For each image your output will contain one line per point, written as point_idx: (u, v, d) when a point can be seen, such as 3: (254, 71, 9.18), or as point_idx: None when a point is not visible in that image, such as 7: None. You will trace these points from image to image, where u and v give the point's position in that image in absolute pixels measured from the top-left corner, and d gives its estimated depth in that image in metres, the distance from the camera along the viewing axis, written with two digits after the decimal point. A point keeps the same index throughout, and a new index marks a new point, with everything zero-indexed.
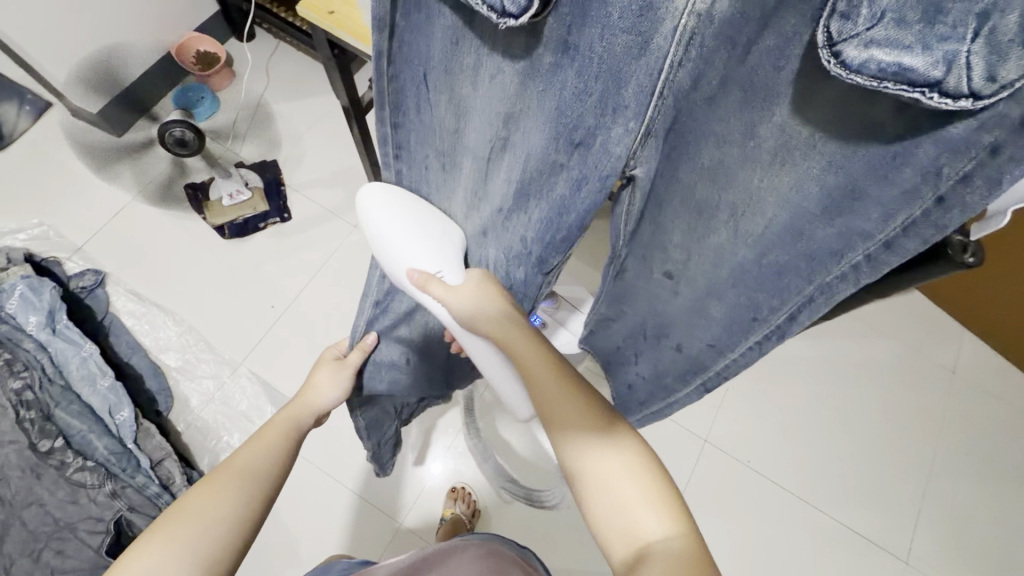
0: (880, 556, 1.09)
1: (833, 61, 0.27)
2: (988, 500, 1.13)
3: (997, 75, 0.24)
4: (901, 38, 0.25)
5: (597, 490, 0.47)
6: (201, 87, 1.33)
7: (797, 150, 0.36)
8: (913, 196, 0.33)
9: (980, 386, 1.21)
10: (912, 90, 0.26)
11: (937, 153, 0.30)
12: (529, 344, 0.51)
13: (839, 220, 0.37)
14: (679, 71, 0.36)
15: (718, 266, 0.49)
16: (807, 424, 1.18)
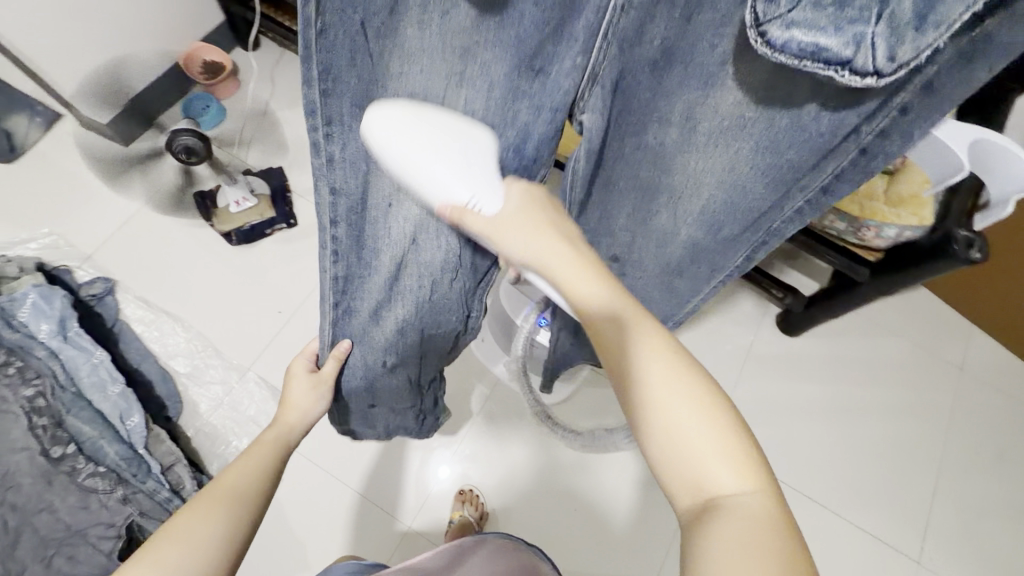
0: (891, 557, 1.08)
1: (763, 40, 0.36)
2: (1001, 499, 1.12)
3: (894, 55, 0.33)
4: (817, 20, 0.34)
5: (666, 443, 0.38)
6: (207, 96, 1.34)
7: (732, 130, 0.49)
8: (835, 143, 0.45)
9: (990, 383, 1.20)
10: (829, 67, 0.35)
11: (858, 117, 0.43)
12: (567, 255, 0.45)
13: (773, 180, 0.51)
14: (621, 16, 0.46)
15: (668, 239, 0.64)
16: (815, 422, 1.18)
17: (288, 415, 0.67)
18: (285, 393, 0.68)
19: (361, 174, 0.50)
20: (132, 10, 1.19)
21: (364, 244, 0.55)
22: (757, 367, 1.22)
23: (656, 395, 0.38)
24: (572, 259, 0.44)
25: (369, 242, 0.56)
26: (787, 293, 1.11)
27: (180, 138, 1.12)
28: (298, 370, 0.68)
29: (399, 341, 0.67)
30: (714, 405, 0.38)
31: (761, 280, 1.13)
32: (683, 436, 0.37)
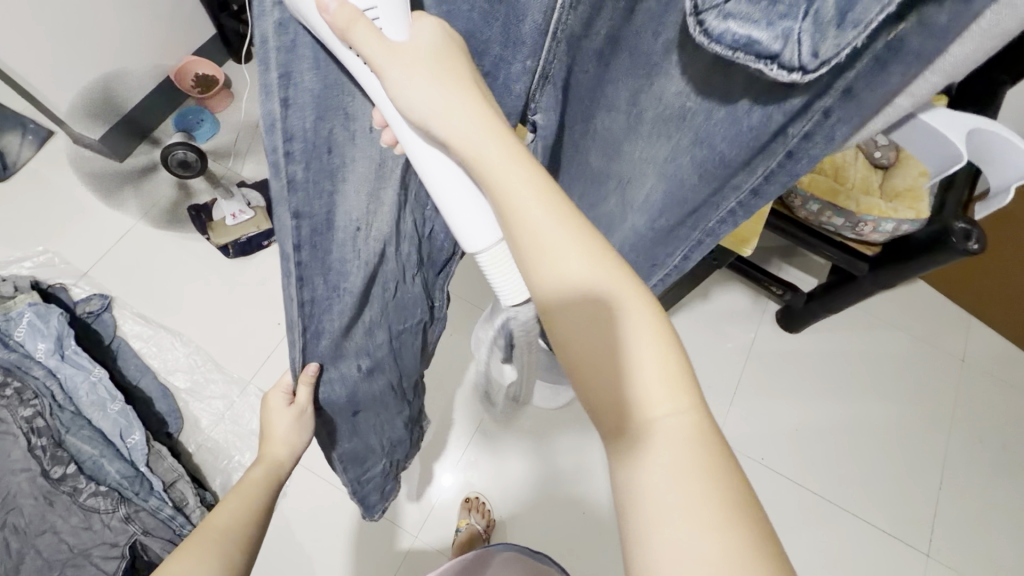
0: (902, 552, 1.08)
1: (699, 28, 0.29)
2: (1006, 489, 1.13)
3: (817, 52, 0.27)
4: (750, 12, 0.28)
5: (592, 359, 0.34)
6: (199, 109, 1.34)
7: (672, 121, 0.42)
8: (765, 146, 0.38)
9: (990, 374, 1.20)
10: (759, 61, 0.29)
11: (785, 115, 0.35)
12: (487, 137, 0.34)
13: (706, 174, 0.43)
14: (570, 16, 0.38)
15: (613, 230, 0.58)
16: (820, 418, 1.18)
17: (271, 453, 0.66)
18: (267, 429, 0.65)
19: (328, 194, 0.37)
20: (123, 26, 1.19)
21: (331, 268, 0.41)
22: (759, 365, 1.22)
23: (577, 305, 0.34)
24: (505, 145, 0.34)
25: (330, 269, 0.42)
26: (786, 290, 1.12)
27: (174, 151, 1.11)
28: (277, 410, 0.62)
29: (370, 344, 0.57)
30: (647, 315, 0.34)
31: (761, 279, 1.13)
32: (612, 352, 0.34)
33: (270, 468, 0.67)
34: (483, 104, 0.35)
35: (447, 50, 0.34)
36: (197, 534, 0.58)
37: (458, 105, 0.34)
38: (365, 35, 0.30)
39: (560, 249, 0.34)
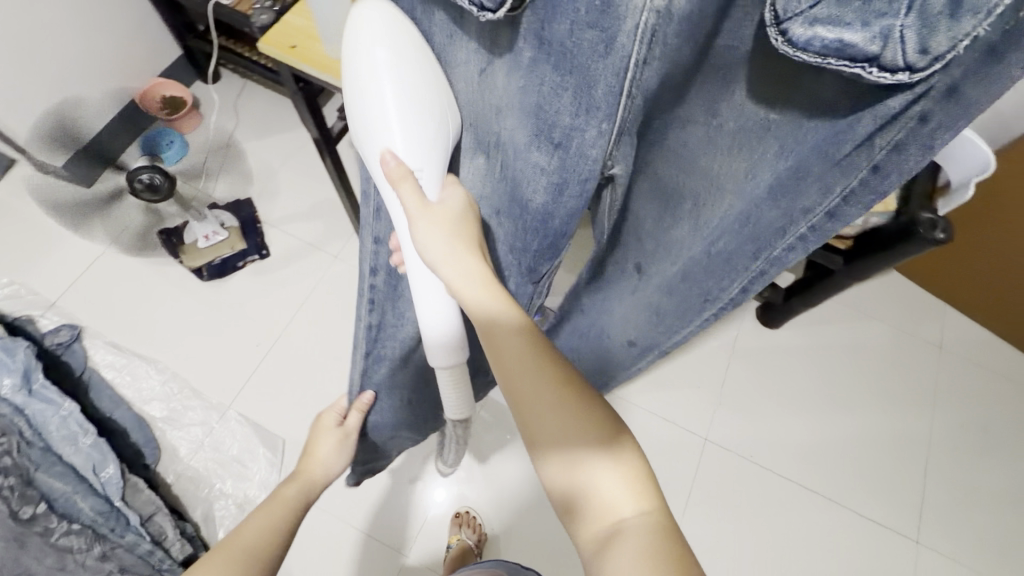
0: (893, 540, 1.09)
1: (782, 39, 0.30)
2: (993, 471, 1.14)
3: (927, 48, 0.28)
4: (842, 16, 0.28)
5: (563, 472, 0.42)
6: (168, 131, 1.30)
7: (754, 133, 0.41)
8: (850, 165, 0.39)
9: (967, 358, 1.23)
10: (854, 64, 0.30)
11: (876, 124, 0.35)
12: (481, 285, 0.46)
13: (783, 202, 0.43)
14: (645, 70, 0.36)
15: (675, 258, 0.56)
16: (805, 412, 1.19)
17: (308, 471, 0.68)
18: (310, 450, 0.71)
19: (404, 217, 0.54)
20: (84, 51, 1.18)
21: (399, 300, 0.61)
22: (743, 362, 1.22)
23: (553, 429, 0.42)
24: (492, 283, 0.46)
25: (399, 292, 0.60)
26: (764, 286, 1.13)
27: (139, 176, 1.08)
28: (324, 428, 0.72)
29: (417, 376, 0.70)
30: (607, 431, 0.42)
31: None
32: (580, 466, 0.42)
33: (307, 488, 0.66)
34: (482, 252, 0.48)
35: (468, 208, 0.49)
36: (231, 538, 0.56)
37: (464, 257, 0.46)
38: (407, 190, 0.45)
39: (533, 379, 0.43)
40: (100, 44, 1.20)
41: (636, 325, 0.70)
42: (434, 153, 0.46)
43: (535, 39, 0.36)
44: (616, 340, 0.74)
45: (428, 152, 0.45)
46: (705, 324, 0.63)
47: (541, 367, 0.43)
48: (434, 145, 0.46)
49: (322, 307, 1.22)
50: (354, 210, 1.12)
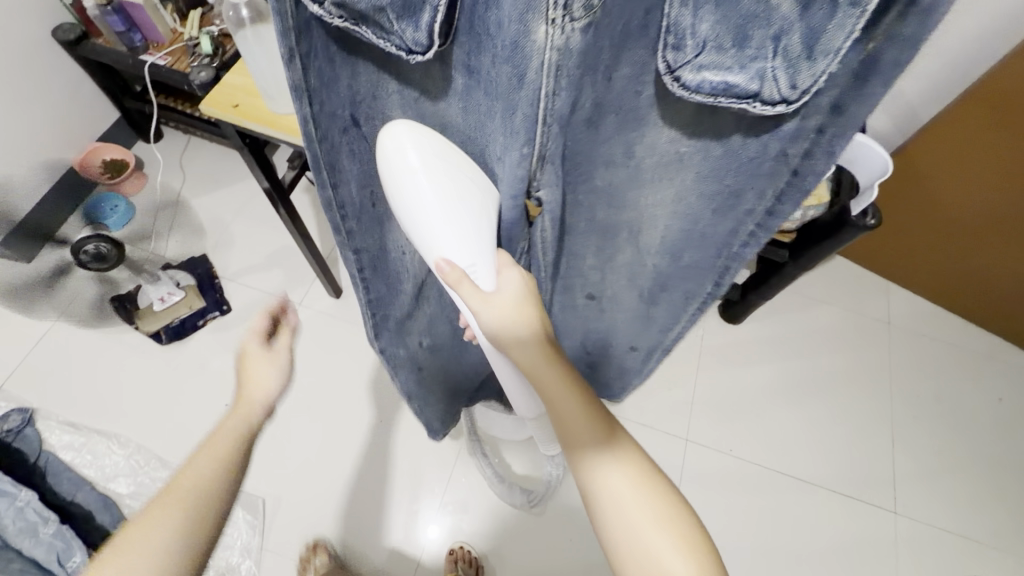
0: (873, 513, 1.13)
1: (677, 82, 0.33)
2: (953, 433, 1.21)
3: (796, 83, 0.31)
4: (722, 61, 0.31)
5: (629, 548, 0.44)
6: (113, 195, 1.28)
7: (671, 165, 0.44)
8: (773, 171, 0.42)
9: (915, 329, 1.31)
10: (742, 100, 0.33)
11: (783, 142, 0.39)
12: (542, 356, 0.47)
13: (728, 211, 0.46)
14: (556, 99, 0.37)
15: (639, 270, 0.60)
16: (773, 402, 1.23)
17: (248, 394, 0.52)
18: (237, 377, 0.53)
19: (378, 232, 0.51)
20: (16, 124, 1.15)
21: (391, 272, 0.56)
22: (712, 361, 1.27)
23: (616, 504, 0.45)
24: (563, 371, 0.47)
25: (389, 274, 0.56)
26: None
27: None
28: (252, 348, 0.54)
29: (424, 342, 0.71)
30: (668, 505, 0.45)
31: None
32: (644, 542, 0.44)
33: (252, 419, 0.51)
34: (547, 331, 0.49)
35: (524, 289, 0.48)
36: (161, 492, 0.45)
37: (526, 335, 0.47)
38: (467, 289, 0.44)
39: (601, 453, 0.46)
40: (31, 116, 1.17)
41: (629, 330, 0.72)
42: (485, 245, 0.44)
43: (462, 67, 0.38)
44: (618, 346, 0.77)
45: (481, 245, 0.43)
46: (691, 322, 0.65)
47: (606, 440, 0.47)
48: (486, 235, 0.44)
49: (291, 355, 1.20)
50: (315, 253, 1.10)
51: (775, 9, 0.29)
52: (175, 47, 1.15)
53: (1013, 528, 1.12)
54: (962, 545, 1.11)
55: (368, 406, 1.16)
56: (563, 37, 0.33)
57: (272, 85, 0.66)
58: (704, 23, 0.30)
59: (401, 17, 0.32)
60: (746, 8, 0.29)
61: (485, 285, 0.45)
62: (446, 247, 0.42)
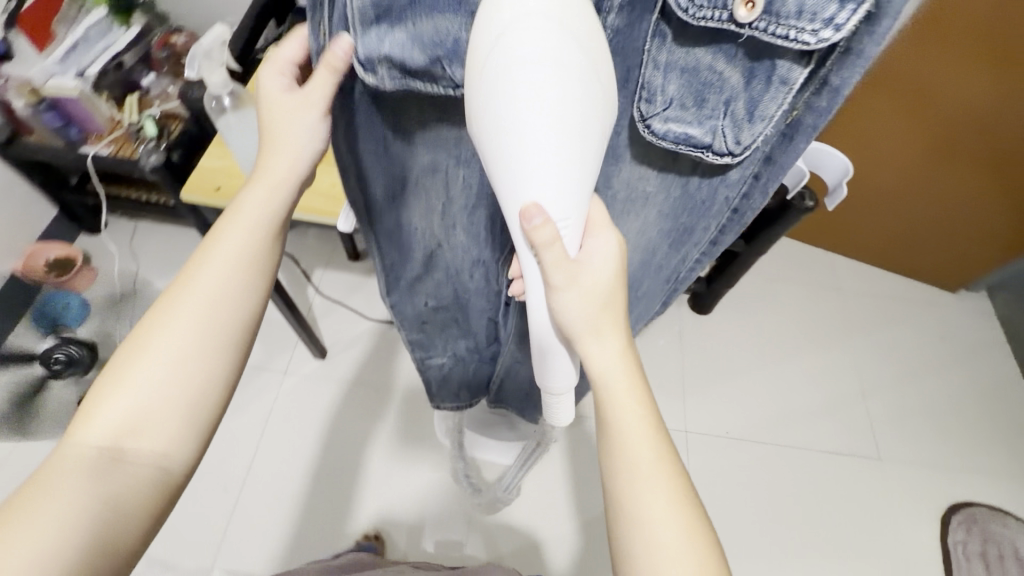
0: (861, 465, 1.22)
1: (647, 130, 0.37)
2: (912, 378, 1.34)
3: (740, 140, 0.35)
4: (684, 116, 0.35)
5: (634, 521, 0.42)
6: (63, 295, 1.20)
7: (638, 200, 0.48)
8: (714, 210, 0.46)
9: (858, 291, 1.45)
10: (697, 149, 0.37)
11: (721, 188, 0.43)
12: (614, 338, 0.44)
13: (677, 242, 0.51)
14: None
15: None
16: (754, 381, 1.31)
17: (272, 163, 0.47)
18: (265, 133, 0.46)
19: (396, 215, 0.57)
20: None
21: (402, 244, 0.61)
22: (693, 352, 1.35)
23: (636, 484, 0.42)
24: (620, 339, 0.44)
25: (403, 246, 0.62)
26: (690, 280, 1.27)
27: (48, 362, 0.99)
28: (275, 95, 0.44)
29: (427, 312, 0.74)
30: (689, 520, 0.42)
31: None
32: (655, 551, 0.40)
33: (278, 197, 0.48)
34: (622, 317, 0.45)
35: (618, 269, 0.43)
36: (191, 270, 0.46)
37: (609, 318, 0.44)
38: (556, 253, 0.38)
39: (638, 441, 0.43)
40: None
41: None
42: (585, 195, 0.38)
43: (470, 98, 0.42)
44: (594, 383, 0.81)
45: (579, 199, 0.38)
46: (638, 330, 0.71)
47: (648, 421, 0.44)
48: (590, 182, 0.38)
49: (285, 425, 1.17)
50: (298, 317, 1.09)
51: (725, 80, 0.33)
52: (116, 134, 1.15)
53: (981, 452, 1.24)
54: (943, 477, 1.21)
55: (378, 460, 1.15)
56: None
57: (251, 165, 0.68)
58: (671, 85, 0.34)
59: (454, 63, 0.35)
60: (704, 76, 0.33)
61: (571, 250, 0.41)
62: (542, 191, 0.36)
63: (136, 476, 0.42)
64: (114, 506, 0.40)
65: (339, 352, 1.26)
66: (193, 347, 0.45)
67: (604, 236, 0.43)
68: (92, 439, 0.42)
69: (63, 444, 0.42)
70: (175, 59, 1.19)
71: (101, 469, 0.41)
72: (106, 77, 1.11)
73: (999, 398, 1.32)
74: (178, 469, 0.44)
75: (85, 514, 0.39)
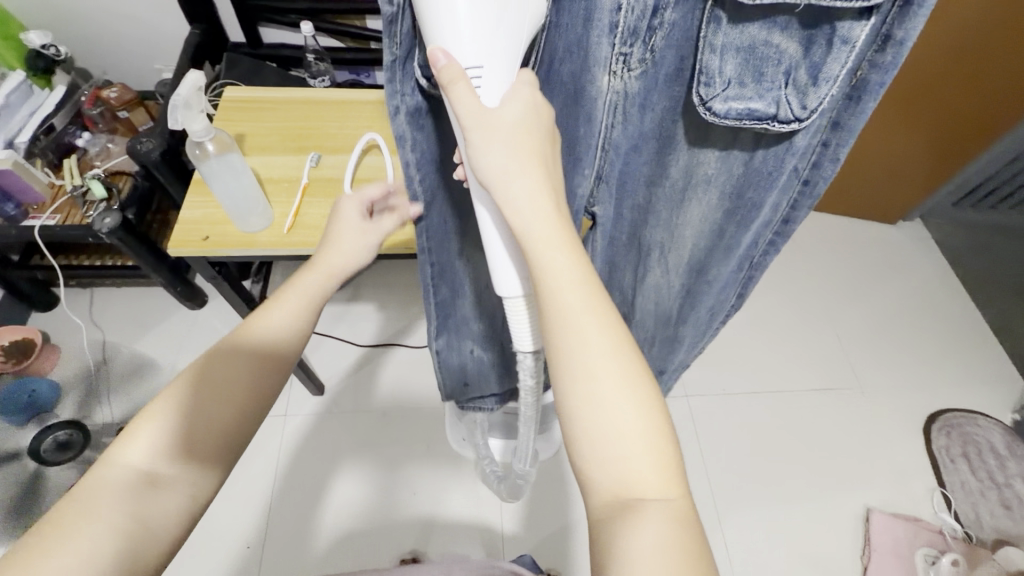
0: (847, 394, 1.32)
1: (708, 112, 0.42)
2: (875, 308, 1.46)
3: (805, 105, 0.39)
4: (745, 93, 0.40)
5: (581, 412, 0.37)
6: (26, 380, 1.13)
7: (702, 183, 0.54)
8: (785, 184, 0.50)
9: (811, 239, 1.57)
10: (763, 122, 0.41)
11: (791, 157, 0.47)
12: (533, 193, 0.39)
13: (742, 218, 0.54)
14: (613, 130, 0.49)
15: (667, 288, 0.68)
16: (737, 337, 1.40)
17: (330, 258, 0.57)
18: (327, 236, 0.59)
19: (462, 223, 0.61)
20: None
21: (452, 240, 0.62)
22: None
23: (591, 387, 0.37)
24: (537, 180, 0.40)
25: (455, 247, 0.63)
26: None
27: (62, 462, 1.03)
28: (347, 215, 0.60)
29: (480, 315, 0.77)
30: (636, 376, 0.38)
31: None
32: (604, 425, 0.37)
33: (328, 282, 0.56)
34: (546, 167, 0.41)
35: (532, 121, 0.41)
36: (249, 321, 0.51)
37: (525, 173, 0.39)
38: (463, 91, 0.38)
39: (568, 297, 0.38)
40: None
41: (653, 355, 0.82)
42: (504, 50, 0.39)
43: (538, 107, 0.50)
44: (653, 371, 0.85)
45: (490, 41, 0.37)
46: (712, 332, 0.74)
47: (575, 270, 0.38)
48: (514, 41, 0.39)
49: (297, 468, 1.16)
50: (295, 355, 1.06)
51: (783, 51, 0.37)
52: (61, 201, 1.08)
53: (945, 362, 1.37)
54: (918, 391, 1.33)
55: (401, 483, 1.16)
56: (620, 83, 0.45)
57: (240, 207, 0.67)
58: (728, 65, 0.39)
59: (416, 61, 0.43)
60: (760, 53, 0.38)
61: (487, 96, 0.40)
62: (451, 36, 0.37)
63: (160, 512, 0.42)
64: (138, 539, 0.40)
65: (339, 386, 1.26)
66: (244, 393, 0.48)
67: (521, 84, 0.41)
68: (130, 461, 0.43)
69: (100, 465, 0.43)
70: (110, 113, 1.13)
71: (139, 495, 0.42)
72: (38, 142, 1.08)
73: (951, 311, 1.45)
74: (203, 499, 0.45)
75: (114, 542, 0.39)
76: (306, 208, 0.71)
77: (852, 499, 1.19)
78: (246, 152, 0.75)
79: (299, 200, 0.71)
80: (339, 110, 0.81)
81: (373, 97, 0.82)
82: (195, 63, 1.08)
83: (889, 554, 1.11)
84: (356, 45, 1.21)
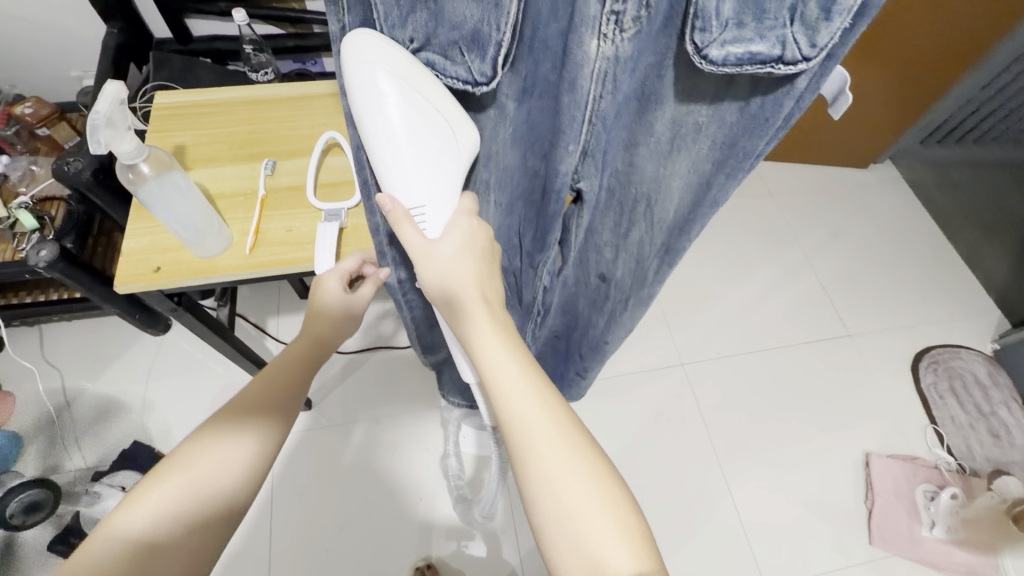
0: (836, 343, 1.34)
1: (704, 61, 0.35)
2: (854, 255, 1.46)
3: (816, 42, 0.34)
4: (744, 34, 0.34)
5: (538, 487, 0.38)
6: None
7: (689, 135, 0.47)
8: (773, 127, 0.43)
9: (786, 192, 1.57)
10: (765, 66, 0.35)
11: (785, 100, 0.41)
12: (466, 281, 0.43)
13: (731, 167, 0.47)
14: (602, 101, 0.43)
15: (645, 253, 0.61)
16: (726, 300, 1.39)
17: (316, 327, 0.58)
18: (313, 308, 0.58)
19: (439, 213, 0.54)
20: None
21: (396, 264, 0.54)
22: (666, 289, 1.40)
23: (540, 459, 0.38)
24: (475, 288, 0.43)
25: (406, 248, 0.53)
26: None
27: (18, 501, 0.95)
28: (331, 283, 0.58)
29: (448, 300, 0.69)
30: (582, 447, 0.39)
31: None
32: (560, 494, 0.37)
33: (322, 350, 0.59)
34: (485, 266, 0.45)
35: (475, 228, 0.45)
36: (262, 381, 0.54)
37: (459, 262, 0.43)
38: (408, 231, 0.42)
39: (509, 374, 0.40)
40: None
41: (625, 324, 0.75)
42: (445, 190, 0.42)
43: (518, 92, 0.42)
44: (615, 339, 0.79)
45: (431, 186, 0.40)
46: None
47: (512, 353, 0.41)
48: (449, 169, 0.41)
49: (294, 487, 1.11)
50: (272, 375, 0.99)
51: None
52: None
53: (928, 301, 1.39)
54: (903, 332, 1.35)
55: (402, 491, 1.12)
56: (612, 48, 0.39)
57: (190, 230, 0.60)
58: (726, 4, 0.33)
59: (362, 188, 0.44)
60: None
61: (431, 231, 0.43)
62: (397, 190, 0.40)
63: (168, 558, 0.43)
64: (146, 562, 0.41)
65: (327, 397, 1.21)
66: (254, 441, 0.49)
67: (461, 212, 0.44)
68: (143, 510, 0.43)
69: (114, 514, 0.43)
70: (27, 130, 1.04)
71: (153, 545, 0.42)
72: None
73: (928, 249, 1.47)
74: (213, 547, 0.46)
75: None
76: (267, 223, 0.64)
77: (851, 447, 1.21)
78: (188, 166, 0.67)
79: (259, 214, 0.64)
80: (289, 109, 0.72)
81: (327, 91, 0.75)
82: (118, 66, 0.96)
83: (890, 495, 1.14)
84: (299, 29, 1.10)
